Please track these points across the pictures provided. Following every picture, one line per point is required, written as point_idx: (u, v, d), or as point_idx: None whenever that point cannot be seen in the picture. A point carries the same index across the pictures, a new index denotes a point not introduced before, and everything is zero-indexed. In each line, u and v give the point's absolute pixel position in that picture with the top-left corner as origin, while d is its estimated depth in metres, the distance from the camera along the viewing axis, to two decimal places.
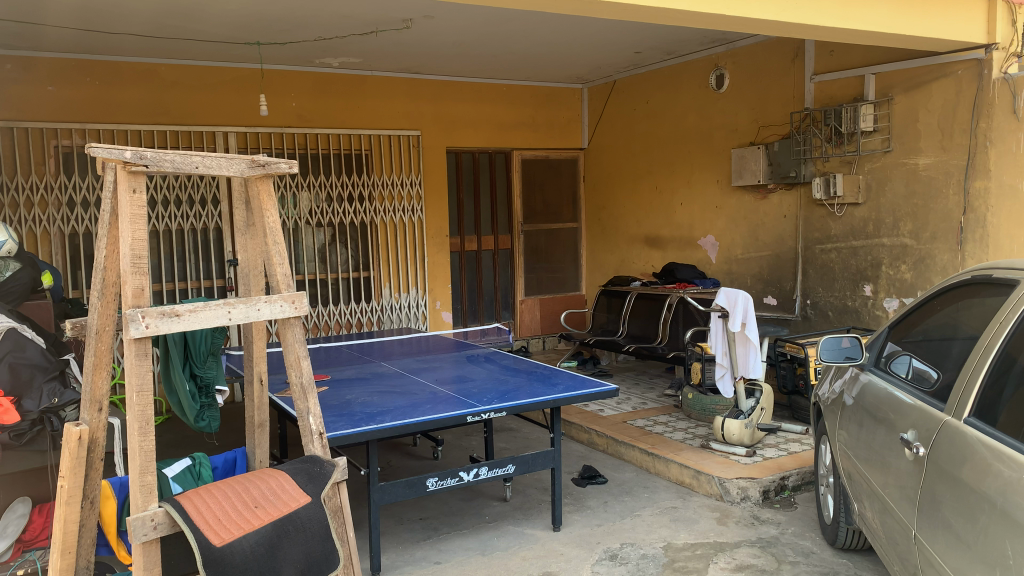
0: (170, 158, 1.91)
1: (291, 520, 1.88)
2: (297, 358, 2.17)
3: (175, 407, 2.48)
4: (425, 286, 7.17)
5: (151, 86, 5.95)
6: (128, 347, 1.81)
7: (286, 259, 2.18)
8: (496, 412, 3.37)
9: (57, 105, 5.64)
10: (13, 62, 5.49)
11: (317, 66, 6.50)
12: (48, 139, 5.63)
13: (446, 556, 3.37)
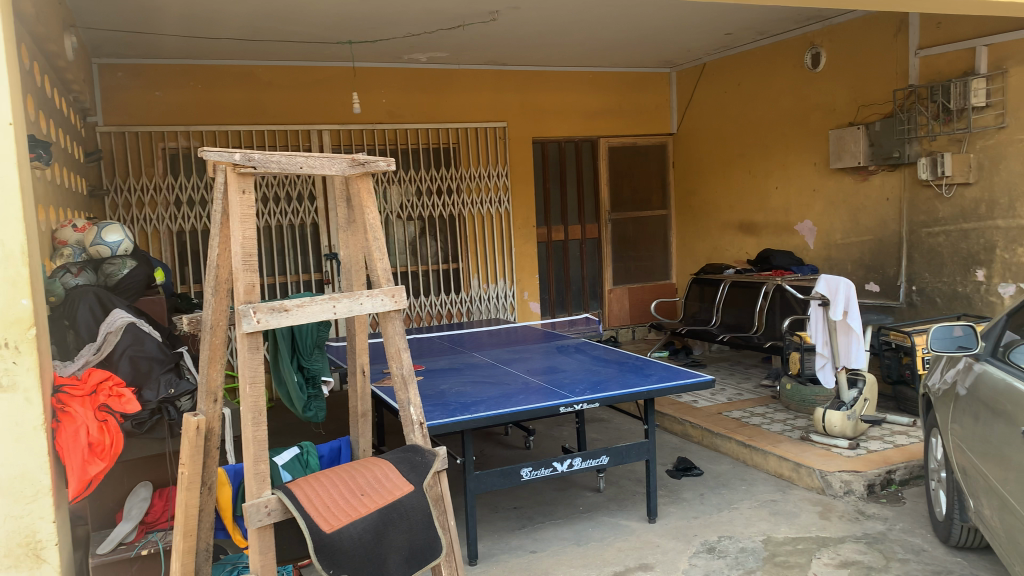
0: (277, 159, 1.98)
1: (395, 507, 1.94)
2: (398, 350, 2.21)
3: (284, 397, 2.58)
4: (513, 277, 7.21)
5: (249, 88, 6.18)
6: (241, 341, 1.90)
7: (385, 254, 2.23)
8: (589, 403, 3.36)
9: (163, 109, 5.93)
10: (125, 70, 5.81)
11: (406, 62, 6.61)
12: (155, 142, 5.93)
13: (541, 545, 3.39)
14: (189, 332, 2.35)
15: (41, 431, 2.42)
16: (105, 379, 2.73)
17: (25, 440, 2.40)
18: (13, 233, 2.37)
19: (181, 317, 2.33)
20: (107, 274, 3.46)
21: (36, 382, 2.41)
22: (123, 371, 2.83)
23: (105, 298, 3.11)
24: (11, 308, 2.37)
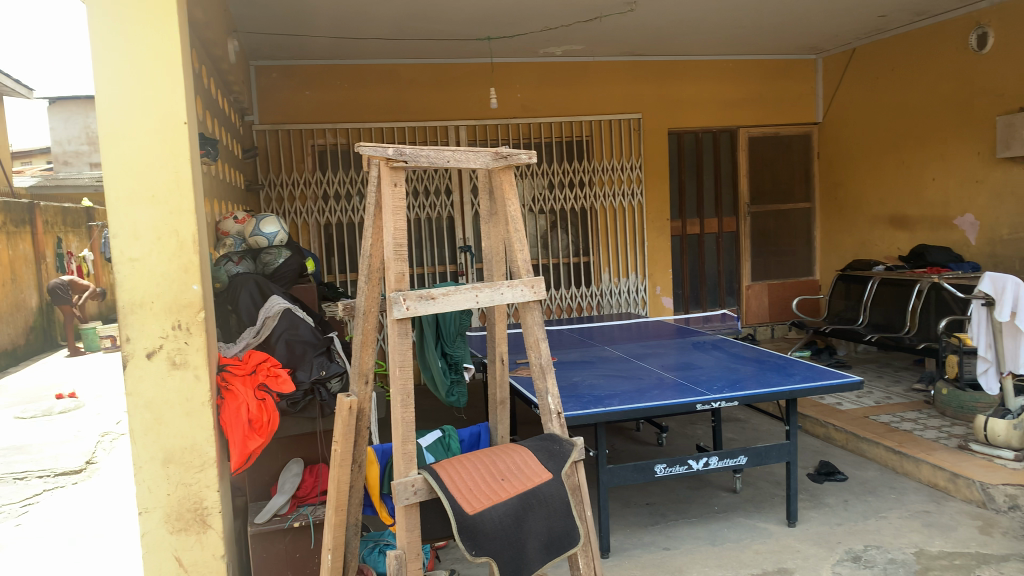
0: (426, 153, 2.04)
1: (535, 494, 1.98)
2: (536, 340, 2.24)
3: (429, 382, 2.71)
4: (645, 270, 7.11)
5: (392, 86, 6.41)
6: (391, 327, 1.98)
7: (526, 245, 2.26)
8: (727, 401, 3.27)
9: (313, 108, 6.25)
10: (279, 71, 6.17)
11: (541, 56, 6.65)
12: (305, 139, 6.26)
13: (675, 543, 3.34)
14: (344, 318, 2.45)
15: (207, 407, 2.62)
16: (263, 360, 2.94)
17: (194, 414, 2.61)
18: (187, 224, 2.58)
19: (335, 305, 2.42)
20: (265, 263, 3.68)
21: (204, 360, 2.60)
22: (279, 353, 3.05)
23: (264, 286, 3.34)
24: (184, 293, 2.59)
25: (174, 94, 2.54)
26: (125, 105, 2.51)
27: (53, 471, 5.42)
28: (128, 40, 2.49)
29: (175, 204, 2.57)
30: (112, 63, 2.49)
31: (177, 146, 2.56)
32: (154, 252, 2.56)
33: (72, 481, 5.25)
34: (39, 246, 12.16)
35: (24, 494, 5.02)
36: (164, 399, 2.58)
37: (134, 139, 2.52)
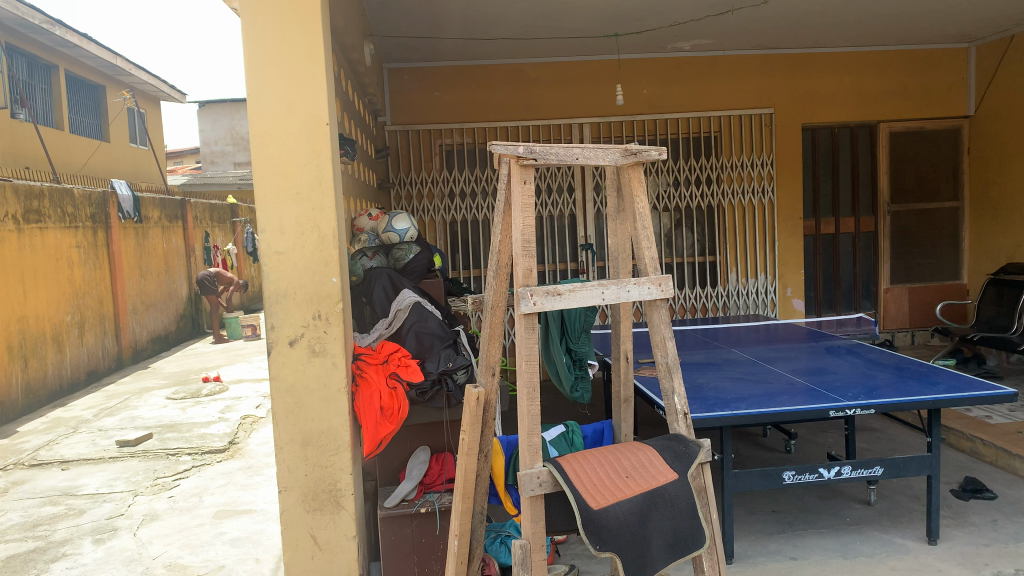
0: (555, 151, 2.07)
1: (660, 493, 1.97)
2: (663, 339, 2.22)
3: (552, 376, 2.73)
4: (775, 271, 6.87)
5: (519, 85, 6.48)
6: (519, 321, 2.02)
7: (654, 243, 2.24)
8: (863, 408, 3.12)
9: (442, 108, 6.42)
10: (410, 73, 6.37)
11: (669, 51, 6.54)
12: (434, 139, 6.44)
13: (803, 553, 3.23)
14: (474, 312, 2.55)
15: (343, 393, 2.76)
16: (394, 351, 3.08)
17: (331, 400, 2.75)
18: (328, 219, 2.72)
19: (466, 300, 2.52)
20: (396, 259, 3.86)
21: (341, 349, 2.74)
22: (409, 344, 3.19)
23: (396, 279, 3.47)
24: (324, 286, 2.73)
25: (318, 97, 2.68)
26: (275, 108, 2.67)
27: (202, 449, 5.85)
28: (278, 49, 2.65)
29: (317, 201, 2.71)
30: (263, 69, 2.66)
31: (319, 146, 2.69)
32: (297, 246, 2.71)
33: (219, 458, 5.65)
34: (190, 240, 13.09)
35: (177, 469, 5.45)
36: (304, 384, 2.74)
37: (282, 140, 2.68)
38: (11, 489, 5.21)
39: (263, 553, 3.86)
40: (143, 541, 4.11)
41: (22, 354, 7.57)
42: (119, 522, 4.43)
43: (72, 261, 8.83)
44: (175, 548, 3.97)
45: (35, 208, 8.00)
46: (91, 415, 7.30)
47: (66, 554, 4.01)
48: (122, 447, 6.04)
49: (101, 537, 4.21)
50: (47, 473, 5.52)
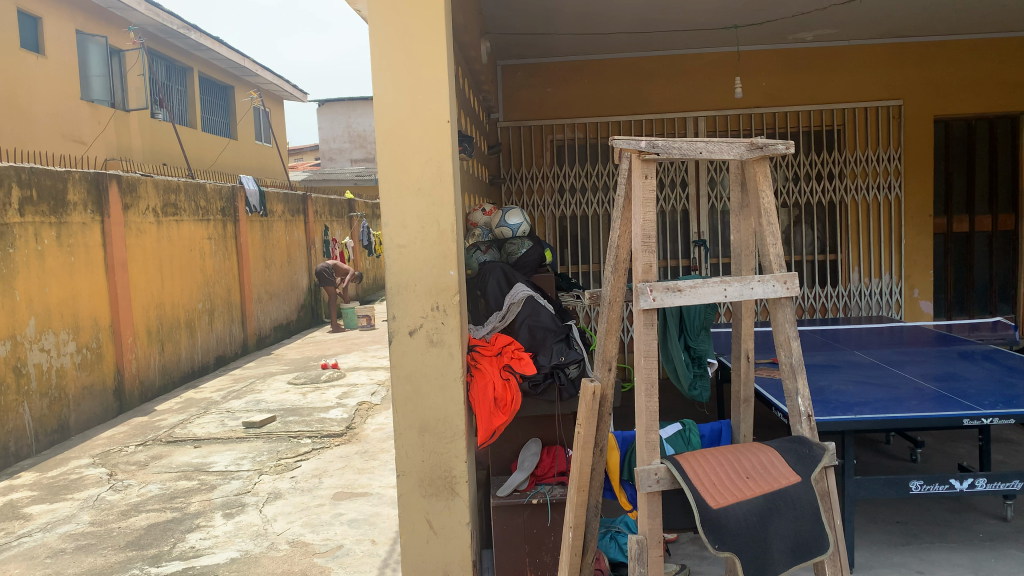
0: (678, 145, 2.06)
1: (782, 496, 1.94)
2: (787, 339, 2.16)
3: (671, 374, 2.74)
4: (901, 271, 6.53)
5: (632, 79, 6.40)
6: (638, 317, 2.01)
7: (779, 240, 2.19)
8: (1001, 418, 2.93)
9: (555, 103, 6.42)
10: (523, 70, 6.40)
11: (791, 42, 6.29)
12: (545, 134, 6.45)
13: (930, 567, 3.07)
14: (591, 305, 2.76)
15: (458, 382, 2.82)
16: (508, 344, 3.14)
17: (447, 389, 2.82)
18: (447, 214, 2.79)
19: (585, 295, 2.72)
20: (508, 253, 3.91)
21: (457, 340, 2.80)
22: (522, 338, 3.21)
23: (510, 274, 3.50)
24: (442, 278, 2.80)
25: (440, 95, 2.75)
26: (399, 106, 2.76)
27: (321, 433, 6.12)
28: (404, 49, 2.74)
29: (437, 197, 2.78)
30: (389, 68, 2.75)
31: (440, 142, 2.76)
32: (418, 239, 2.80)
33: (336, 442, 5.89)
34: (310, 233, 13.68)
35: (298, 450, 5.72)
36: (422, 373, 2.82)
37: (405, 136, 2.77)
38: (151, 463, 5.61)
39: (379, 534, 4.01)
40: (267, 517, 4.35)
41: (159, 338, 8.12)
42: (246, 498, 4.70)
43: (205, 252, 9.39)
44: (297, 526, 4.18)
45: (172, 201, 8.55)
46: (220, 396, 7.77)
47: (199, 525, 4.29)
48: (248, 428, 6.40)
49: (230, 512, 4.47)
50: (182, 450, 5.91)
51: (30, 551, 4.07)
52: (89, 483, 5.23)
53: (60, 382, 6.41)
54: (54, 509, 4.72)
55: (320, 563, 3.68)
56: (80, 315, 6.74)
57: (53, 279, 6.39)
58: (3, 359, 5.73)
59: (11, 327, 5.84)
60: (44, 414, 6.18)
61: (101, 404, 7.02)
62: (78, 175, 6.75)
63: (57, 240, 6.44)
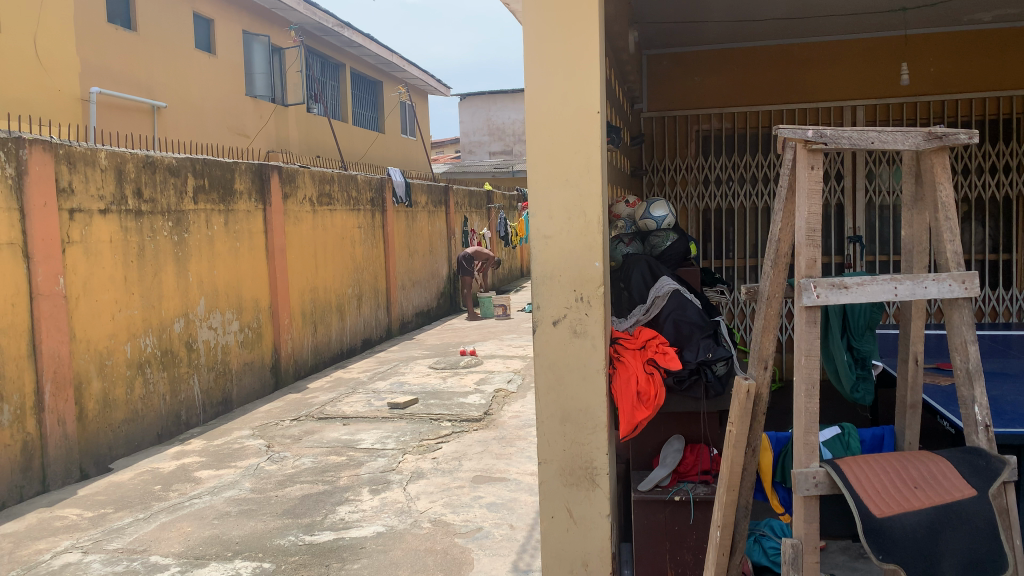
0: (847, 134, 1.96)
1: (954, 509, 1.84)
2: (963, 343, 2.02)
3: (831, 375, 2.69)
4: None
5: (786, 66, 5.98)
6: (800, 314, 1.95)
7: (957, 236, 2.05)
8: None
9: (701, 92, 6.08)
10: (670, 58, 6.08)
11: (965, 24, 5.70)
12: (690, 124, 6.13)
13: None
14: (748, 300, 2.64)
15: (601, 374, 2.82)
16: (652, 337, 3.07)
17: (590, 380, 2.82)
18: (594, 205, 2.78)
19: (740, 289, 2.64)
20: (652, 245, 3.88)
21: (601, 331, 2.80)
22: (667, 332, 3.14)
23: (655, 267, 3.44)
24: (587, 269, 2.80)
25: (590, 87, 2.75)
26: (550, 98, 2.78)
27: (460, 417, 6.28)
28: (557, 43, 2.76)
29: (584, 188, 2.78)
30: (540, 60, 2.78)
31: (589, 133, 2.76)
32: (564, 230, 2.81)
33: (475, 427, 6.04)
34: (451, 224, 14.05)
35: (439, 433, 5.90)
36: (565, 363, 2.84)
37: (557, 129, 2.78)
38: (304, 437, 5.96)
39: (517, 520, 4.08)
40: (411, 496, 4.52)
41: (312, 320, 8.60)
42: (391, 476, 4.90)
43: (355, 240, 9.84)
44: (438, 506, 4.32)
45: (327, 192, 9.02)
46: (367, 377, 8.14)
47: (348, 499, 4.52)
48: (392, 409, 6.67)
49: (376, 488, 4.69)
50: (332, 427, 6.25)
51: (200, 512, 4.43)
52: (250, 453, 5.62)
53: (224, 358, 6.92)
54: (220, 475, 5.12)
55: (460, 543, 3.80)
56: (243, 297, 7.24)
57: (221, 262, 6.90)
58: (177, 334, 6.26)
59: (184, 306, 6.36)
60: (210, 387, 6.70)
61: (260, 379, 7.52)
62: (244, 166, 7.23)
63: (224, 226, 6.94)
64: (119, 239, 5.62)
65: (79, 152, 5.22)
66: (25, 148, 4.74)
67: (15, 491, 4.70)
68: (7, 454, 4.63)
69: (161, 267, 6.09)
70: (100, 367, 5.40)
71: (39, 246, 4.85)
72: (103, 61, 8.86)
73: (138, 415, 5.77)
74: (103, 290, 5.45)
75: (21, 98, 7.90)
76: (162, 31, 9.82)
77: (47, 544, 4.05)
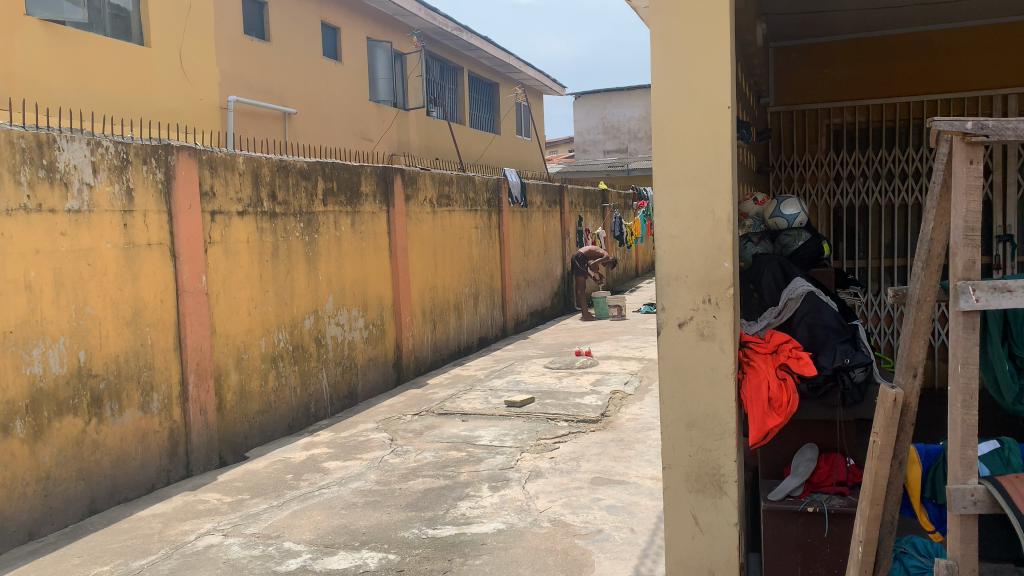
0: (1014, 125, 1.81)
1: None
2: None
3: (990, 387, 2.53)
4: None
5: (925, 55, 5.38)
6: (956, 319, 1.84)
7: None
8: None
9: (832, 86, 5.53)
10: (798, 51, 5.56)
11: None
12: (821, 118, 5.58)
13: None
14: (896, 303, 2.53)
15: (730, 379, 2.73)
16: (784, 341, 2.95)
17: (717, 384, 2.74)
18: (723, 204, 2.70)
19: (887, 292, 2.53)
20: (783, 245, 3.75)
21: (730, 334, 2.71)
22: (800, 337, 3.01)
23: (787, 267, 3.31)
24: (716, 270, 2.72)
25: (720, 82, 2.67)
26: (677, 94, 2.72)
27: (577, 418, 6.27)
28: (685, 38, 2.69)
29: (714, 186, 2.70)
30: (667, 56, 2.72)
31: (719, 129, 2.68)
32: (693, 229, 2.74)
33: (592, 428, 6.01)
34: (566, 224, 14.05)
35: (557, 433, 5.91)
36: (691, 366, 2.76)
37: (684, 125, 2.72)
38: (425, 432, 6.10)
39: (638, 524, 4.02)
40: (530, 494, 4.54)
41: (431, 317, 8.80)
42: (510, 474, 4.95)
43: (472, 240, 10.00)
44: (558, 506, 4.32)
45: (446, 194, 9.21)
46: (484, 375, 8.25)
47: (469, 495, 4.60)
48: (509, 407, 6.72)
49: (496, 485, 4.74)
50: (452, 422, 6.37)
51: (329, 501, 4.61)
52: (374, 446, 5.81)
53: (350, 354, 7.18)
54: (347, 466, 5.31)
55: (581, 544, 3.78)
56: (368, 295, 7.49)
57: (348, 262, 7.17)
58: (307, 330, 6.54)
59: (314, 303, 6.65)
60: (337, 381, 6.96)
61: (383, 374, 7.75)
62: (369, 170, 7.49)
63: (351, 228, 7.21)
64: (255, 239, 5.93)
65: (220, 158, 5.54)
66: (173, 154, 5.08)
67: (163, 474, 5.04)
68: (156, 440, 4.98)
69: (293, 266, 6.39)
70: (238, 360, 5.72)
71: (185, 245, 5.19)
72: (239, 71, 9.39)
73: (272, 406, 6.07)
74: (241, 287, 5.77)
75: (169, 108, 8.46)
76: (293, 42, 10.30)
77: (192, 526, 4.32)
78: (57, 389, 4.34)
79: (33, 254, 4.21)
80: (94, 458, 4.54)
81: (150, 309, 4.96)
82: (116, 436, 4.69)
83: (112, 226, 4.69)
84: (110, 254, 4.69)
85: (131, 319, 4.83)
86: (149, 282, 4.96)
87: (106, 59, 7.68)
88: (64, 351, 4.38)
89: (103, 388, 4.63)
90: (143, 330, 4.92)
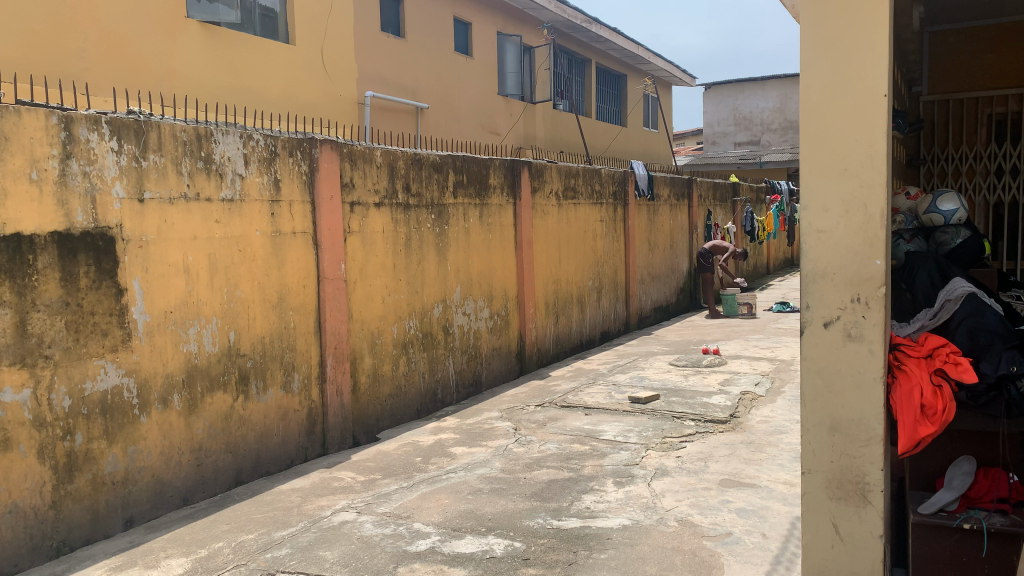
0: None
1: None
2: None
3: None
4: None
5: None
6: None
7: None
8: None
9: (996, 72, 4.97)
10: (958, 34, 5.04)
11: None
12: (981, 107, 5.06)
13: None
14: None
15: (879, 383, 2.58)
16: (941, 345, 2.75)
17: (865, 389, 2.60)
18: (876, 198, 2.55)
19: None
20: (939, 242, 3.51)
21: (880, 336, 2.56)
22: (958, 341, 2.80)
23: (945, 266, 3.11)
24: (865, 268, 2.58)
25: (877, 69, 2.52)
26: (828, 82, 2.59)
27: (704, 417, 6.12)
28: (838, 23, 2.56)
29: (867, 178, 2.56)
30: (818, 41, 2.59)
31: (873, 119, 2.53)
32: (842, 224, 2.60)
33: (720, 429, 5.85)
34: (694, 217, 13.73)
35: (683, 431, 5.79)
36: (836, 368, 2.62)
37: (835, 114, 2.58)
38: (549, 423, 6.13)
39: (770, 529, 3.88)
40: (656, 492, 4.48)
41: (555, 310, 8.83)
42: (635, 470, 4.89)
43: (597, 233, 9.94)
44: (685, 506, 4.23)
45: (572, 186, 9.20)
46: (607, 369, 8.21)
47: (593, 488, 4.59)
48: (633, 403, 6.66)
49: (621, 481, 4.70)
50: (575, 415, 6.38)
51: (456, 486, 4.72)
52: (499, 434, 5.89)
53: (476, 343, 7.31)
54: (473, 452, 5.42)
55: (709, 545, 3.70)
56: (493, 285, 7.59)
57: (476, 253, 7.30)
58: (436, 318, 6.71)
59: (442, 292, 6.80)
60: (463, 369, 7.11)
61: (507, 364, 7.85)
62: (498, 163, 7.59)
63: (479, 219, 7.33)
64: (390, 230, 6.13)
65: (359, 151, 5.75)
66: (317, 147, 5.32)
67: (301, 451, 5.31)
68: (296, 418, 5.25)
69: (424, 256, 6.57)
70: (372, 345, 5.93)
71: (326, 234, 5.43)
72: (376, 68, 9.71)
73: (402, 390, 6.27)
74: (376, 275, 5.99)
75: (312, 104, 8.88)
76: (427, 37, 10.55)
77: (328, 502, 4.53)
78: (209, 366, 4.64)
79: (191, 240, 4.52)
80: (240, 432, 4.84)
81: (293, 294, 5.23)
82: (260, 413, 4.97)
83: (260, 214, 4.97)
84: (258, 241, 4.97)
85: (277, 302, 5.11)
86: (293, 267, 5.22)
87: (255, 57, 8.13)
88: (216, 331, 4.68)
89: (250, 367, 4.92)
90: (287, 313, 5.19)
